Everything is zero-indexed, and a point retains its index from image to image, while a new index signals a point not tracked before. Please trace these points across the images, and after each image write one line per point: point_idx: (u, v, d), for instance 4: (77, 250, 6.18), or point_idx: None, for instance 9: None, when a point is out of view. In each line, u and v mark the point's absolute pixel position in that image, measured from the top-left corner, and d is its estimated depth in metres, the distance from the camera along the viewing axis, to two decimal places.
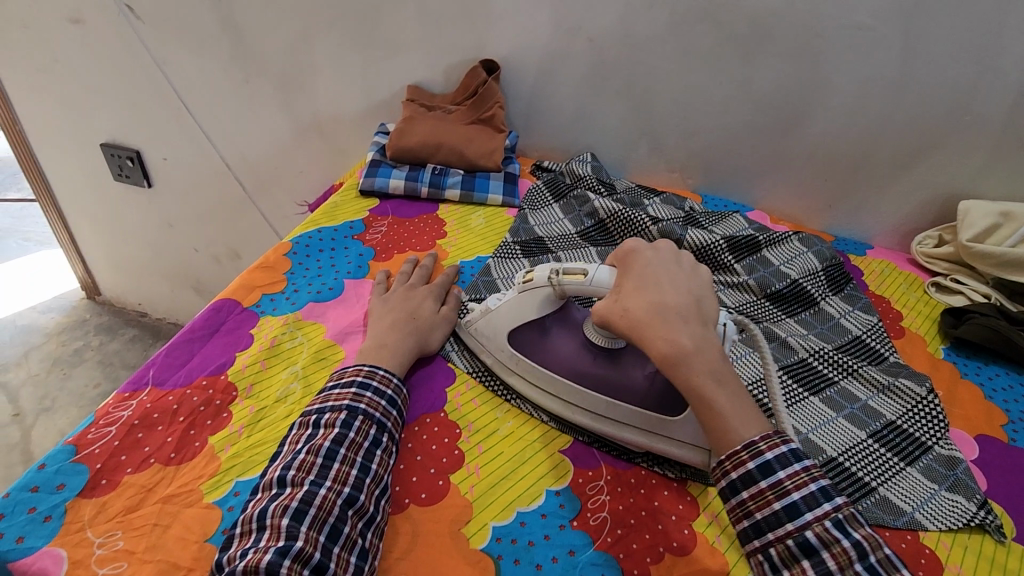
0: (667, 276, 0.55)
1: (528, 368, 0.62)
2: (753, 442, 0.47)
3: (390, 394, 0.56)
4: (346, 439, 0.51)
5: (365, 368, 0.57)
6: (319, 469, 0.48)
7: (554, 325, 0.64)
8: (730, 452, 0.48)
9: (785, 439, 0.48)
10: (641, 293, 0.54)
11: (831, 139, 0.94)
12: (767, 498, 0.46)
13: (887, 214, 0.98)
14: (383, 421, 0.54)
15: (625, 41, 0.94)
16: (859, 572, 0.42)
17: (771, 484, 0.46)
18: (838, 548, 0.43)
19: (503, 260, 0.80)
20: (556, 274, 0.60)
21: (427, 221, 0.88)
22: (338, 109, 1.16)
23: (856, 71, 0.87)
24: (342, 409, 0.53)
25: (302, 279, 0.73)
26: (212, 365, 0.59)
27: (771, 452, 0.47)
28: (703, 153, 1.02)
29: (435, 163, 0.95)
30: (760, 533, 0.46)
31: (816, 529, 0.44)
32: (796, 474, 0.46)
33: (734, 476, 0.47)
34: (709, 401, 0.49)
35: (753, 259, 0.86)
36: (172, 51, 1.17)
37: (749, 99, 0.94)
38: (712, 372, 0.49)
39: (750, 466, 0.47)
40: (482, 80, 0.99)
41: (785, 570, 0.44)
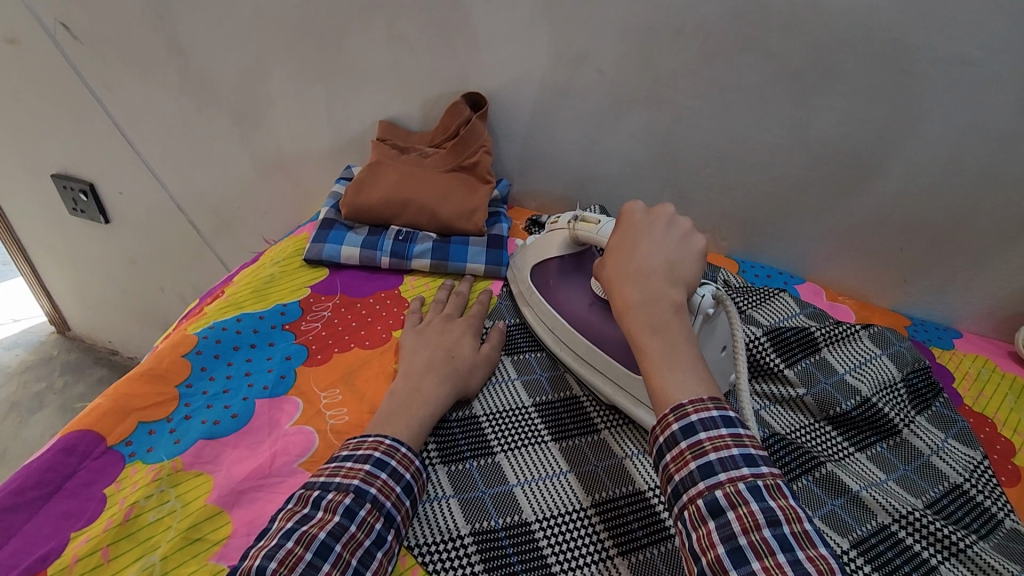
0: (644, 233, 0.52)
1: (537, 302, 0.67)
2: (698, 442, 0.41)
3: (407, 479, 0.48)
4: (345, 533, 0.42)
5: (387, 443, 0.48)
6: (307, 568, 0.40)
7: (573, 270, 0.68)
8: (674, 452, 0.41)
9: (722, 404, 0.42)
10: (617, 252, 0.52)
11: (911, 203, 0.72)
12: (686, 459, 0.41)
13: (980, 295, 0.76)
14: (392, 513, 0.45)
15: (644, 72, 0.74)
16: (766, 539, 0.36)
17: (691, 443, 0.41)
18: (745, 510, 0.37)
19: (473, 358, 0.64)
20: (574, 220, 0.64)
21: (386, 302, 0.69)
22: (303, 146, 0.98)
23: (954, 117, 0.65)
24: (350, 492, 0.44)
25: (199, 398, 0.55)
26: (30, 558, 0.42)
27: (716, 453, 0.40)
28: (741, 210, 0.81)
29: (400, 225, 0.76)
30: (677, 497, 0.41)
31: (727, 489, 0.39)
32: (720, 437, 0.40)
33: (661, 441, 0.42)
34: (645, 358, 0.45)
35: (808, 362, 0.65)
36: (113, 76, 1.01)
37: (803, 148, 0.73)
38: (653, 324, 0.45)
39: (675, 429, 0.42)
40: (465, 118, 0.81)
41: (693, 532, 0.39)
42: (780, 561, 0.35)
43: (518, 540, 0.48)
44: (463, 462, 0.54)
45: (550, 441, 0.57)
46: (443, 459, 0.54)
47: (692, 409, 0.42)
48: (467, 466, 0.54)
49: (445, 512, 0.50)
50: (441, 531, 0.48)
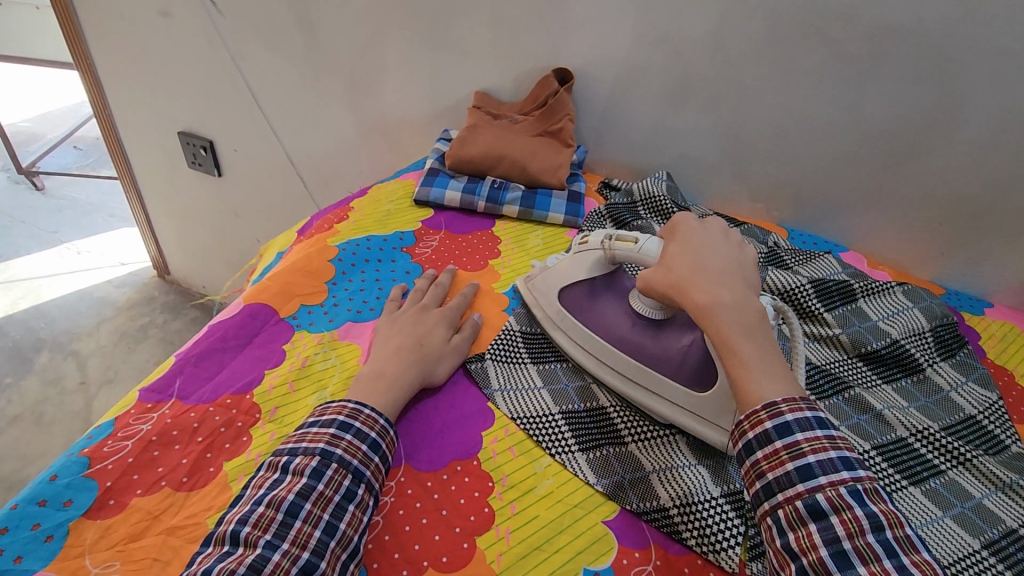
0: (711, 242, 0.55)
1: (571, 327, 0.65)
2: (795, 441, 0.44)
3: (373, 437, 0.49)
4: (313, 492, 0.45)
5: (350, 406, 0.51)
6: (279, 527, 0.43)
7: (603, 292, 0.67)
8: (767, 450, 0.45)
9: (812, 404, 0.46)
10: (687, 255, 0.55)
11: (950, 181, 0.81)
12: (781, 458, 0.44)
13: (1012, 268, 0.83)
14: (360, 471, 0.47)
15: (715, 53, 0.85)
16: (870, 544, 0.39)
17: (786, 442, 0.44)
18: (848, 515, 0.41)
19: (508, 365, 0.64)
20: (608, 238, 0.63)
21: (481, 238, 0.83)
22: (404, 112, 1.13)
23: (996, 100, 0.74)
24: (315, 454, 0.47)
25: (343, 293, 0.70)
26: (239, 382, 0.57)
27: (814, 454, 0.43)
28: (794, 182, 0.91)
29: (495, 175, 0.90)
30: (769, 495, 0.44)
31: (829, 492, 0.42)
32: (816, 438, 0.44)
33: (750, 434, 0.46)
34: (740, 359, 0.47)
35: (846, 309, 0.76)
36: (249, 46, 1.18)
37: (854, 126, 0.82)
38: (744, 327, 0.48)
39: (767, 426, 0.45)
40: (554, 90, 0.93)
41: (791, 532, 0.42)
42: (888, 566, 0.38)
43: (596, 417, 0.60)
44: (550, 363, 0.66)
45: None
46: (532, 357, 0.66)
47: (785, 407, 0.45)
48: (553, 365, 0.66)
49: (537, 393, 0.62)
50: (536, 404, 0.60)
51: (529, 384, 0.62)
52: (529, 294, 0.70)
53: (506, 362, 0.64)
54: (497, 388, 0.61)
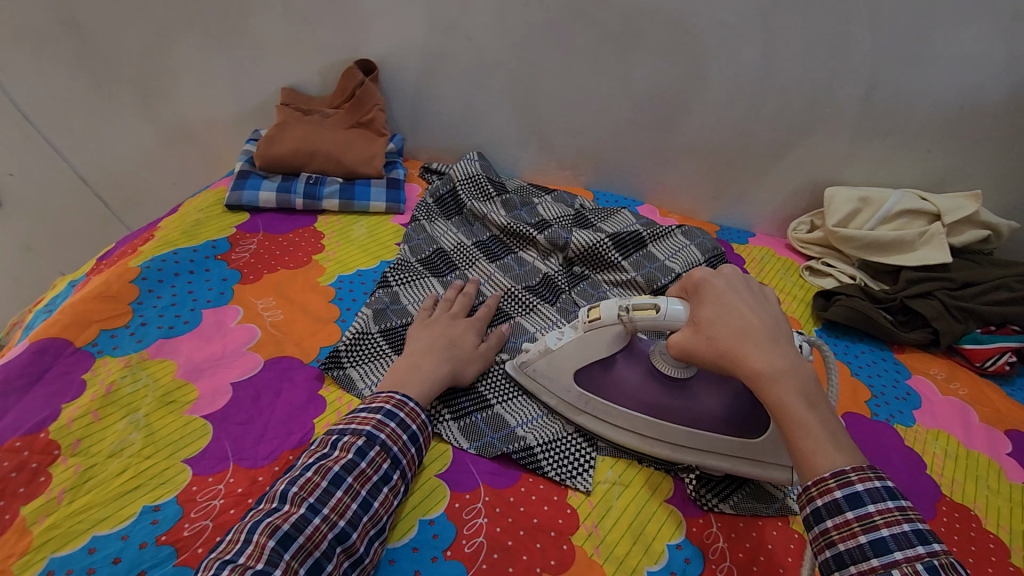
0: (744, 301, 0.51)
1: (601, 407, 0.60)
2: (867, 513, 0.40)
3: (413, 429, 0.53)
4: (356, 468, 0.48)
5: (396, 397, 0.54)
6: (322, 493, 0.46)
7: (620, 356, 0.60)
8: (838, 520, 0.41)
9: (878, 471, 0.42)
10: (726, 319, 0.50)
11: (706, 135, 0.96)
12: (853, 530, 0.40)
13: (765, 203, 1.02)
14: (399, 457, 0.51)
15: (504, 38, 0.92)
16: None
17: (857, 514, 0.40)
18: None
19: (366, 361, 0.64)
20: (624, 308, 0.56)
21: (304, 235, 0.83)
22: (208, 115, 1.07)
23: (726, 65, 0.89)
24: (362, 435, 0.50)
25: (151, 310, 0.66)
26: (31, 422, 0.52)
27: (887, 527, 0.39)
28: (590, 150, 1.02)
29: (310, 172, 0.90)
30: (842, 567, 0.40)
31: (905, 570, 0.38)
32: (888, 509, 0.40)
33: (818, 502, 0.42)
34: (801, 426, 0.44)
35: (639, 255, 0.87)
36: (3, 54, 1.03)
37: (628, 96, 0.95)
38: (807, 396, 0.45)
39: (837, 495, 0.41)
40: (359, 81, 0.96)
41: None
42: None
43: (462, 389, 0.64)
44: None
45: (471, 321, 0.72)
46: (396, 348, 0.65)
47: (854, 475, 0.41)
48: None
49: None
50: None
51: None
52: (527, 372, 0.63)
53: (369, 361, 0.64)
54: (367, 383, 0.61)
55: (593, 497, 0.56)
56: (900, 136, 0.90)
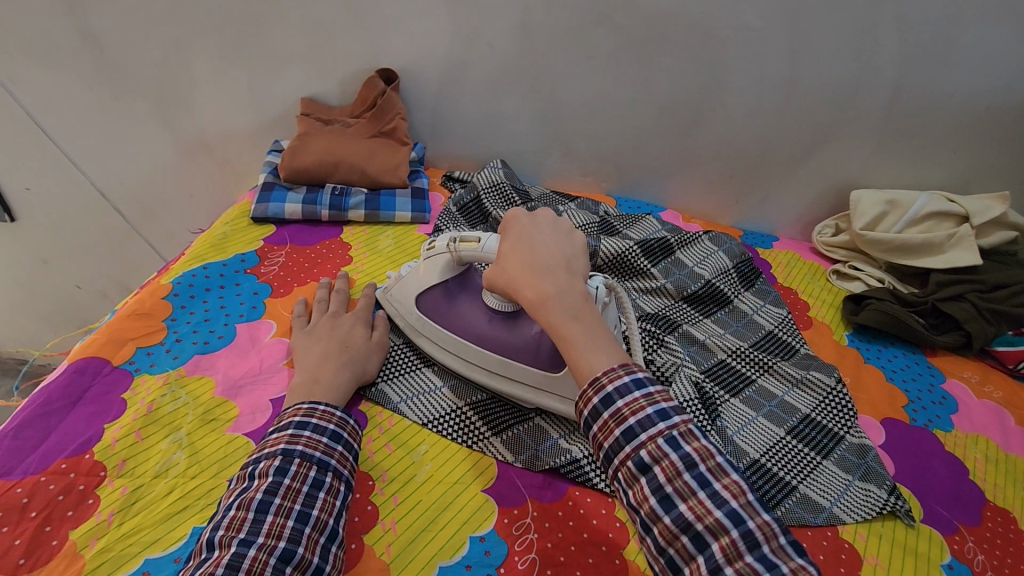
0: (540, 235, 0.54)
1: (437, 332, 0.64)
2: (617, 410, 0.43)
3: (333, 429, 0.51)
4: (281, 488, 0.46)
5: (304, 406, 0.52)
6: (251, 524, 0.43)
7: (459, 292, 0.65)
8: (602, 424, 0.43)
9: (631, 366, 0.44)
10: (519, 254, 0.52)
11: (730, 140, 0.96)
12: (610, 428, 0.43)
13: (787, 206, 1.01)
14: (325, 460, 0.49)
15: (525, 44, 0.92)
16: (687, 482, 0.41)
17: (611, 412, 0.43)
18: (667, 462, 0.41)
19: (403, 378, 0.64)
20: (451, 241, 0.62)
21: (331, 247, 0.82)
22: (227, 127, 1.07)
23: (751, 69, 0.88)
24: (276, 454, 0.48)
25: (185, 326, 0.66)
26: (75, 443, 0.52)
27: (633, 416, 0.42)
28: (612, 156, 1.02)
29: (334, 183, 0.89)
30: (609, 462, 0.43)
31: (650, 447, 0.42)
32: (635, 402, 0.43)
33: (585, 413, 0.44)
34: (566, 341, 0.46)
35: (668, 262, 0.86)
36: (20, 68, 1.02)
37: (651, 101, 0.94)
38: (574, 313, 0.47)
39: (595, 402, 0.43)
40: (381, 90, 0.95)
41: (630, 490, 0.42)
42: (703, 497, 0.40)
43: (499, 401, 0.63)
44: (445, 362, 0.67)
45: None
46: (425, 360, 0.67)
47: (607, 380, 0.44)
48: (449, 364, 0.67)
49: (438, 395, 0.63)
50: (439, 405, 0.62)
51: (428, 387, 0.64)
52: (393, 305, 0.68)
53: (401, 375, 0.64)
54: (401, 399, 0.62)
55: None
56: (926, 138, 0.90)
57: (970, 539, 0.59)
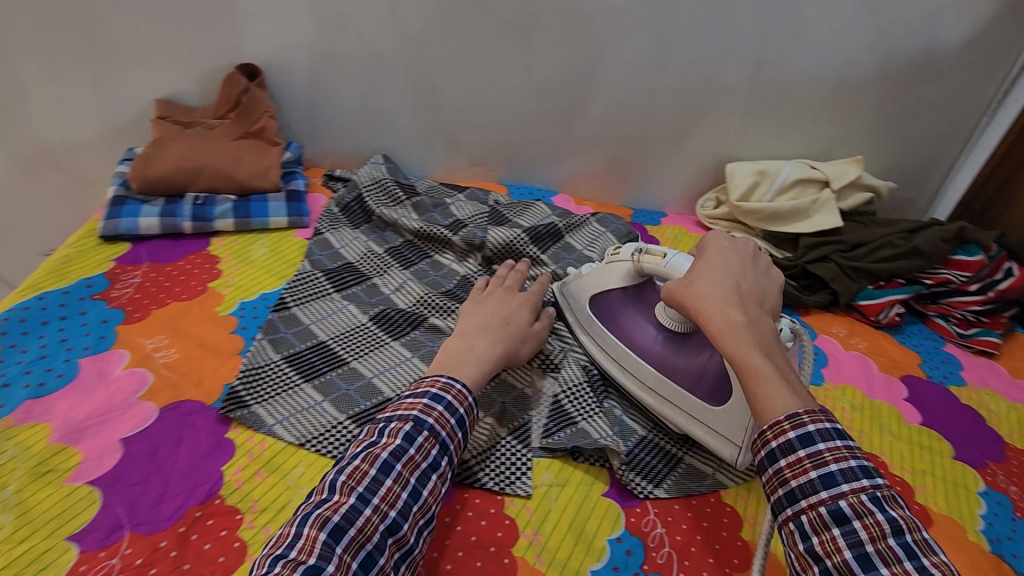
0: (732, 258, 0.55)
1: (601, 335, 0.68)
2: (819, 451, 0.42)
3: (463, 412, 0.53)
4: (405, 455, 0.48)
5: (442, 380, 0.54)
6: (371, 483, 0.47)
7: (631, 300, 0.67)
8: (791, 459, 0.43)
9: (830, 415, 0.44)
10: (711, 277, 0.53)
11: (612, 121, 0.97)
12: (805, 467, 0.42)
13: (673, 183, 1.04)
14: (447, 443, 0.51)
15: (398, 32, 0.88)
16: (892, 548, 0.38)
17: (809, 452, 0.42)
18: (870, 520, 0.39)
19: (277, 397, 0.59)
20: (637, 251, 0.64)
21: (196, 261, 0.76)
22: (70, 135, 0.96)
23: (625, 50, 0.89)
24: (409, 421, 0.50)
25: (15, 368, 0.59)
26: None
27: (836, 463, 0.41)
28: (499, 144, 1.00)
29: (197, 192, 0.82)
30: (792, 501, 0.42)
31: (851, 499, 0.40)
32: (837, 448, 0.42)
33: (773, 443, 0.43)
34: (757, 373, 0.46)
35: (557, 247, 0.85)
36: None
37: (532, 86, 0.93)
38: (763, 345, 0.48)
39: (790, 436, 0.43)
40: (243, 87, 0.88)
41: (815, 537, 0.40)
42: (911, 569, 0.37)
43: (384, 410, 0.61)
44: (325, 375, 0.63)
45: (393, 341, 0.69)
46: (305, 376, 0.63)
47: (806, 417, 0.43)
48: (328, 376, 0.63)
49: (317, 410, 0.59)
50: (320, 421, 0.58)
51: (307, 403, 0.60)
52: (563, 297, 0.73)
53: (277, 395, 0.60)
54: (278, 419, 0.57)
55: (531, 503, 0.55)
56: (788, 110, 0.95)
57: None
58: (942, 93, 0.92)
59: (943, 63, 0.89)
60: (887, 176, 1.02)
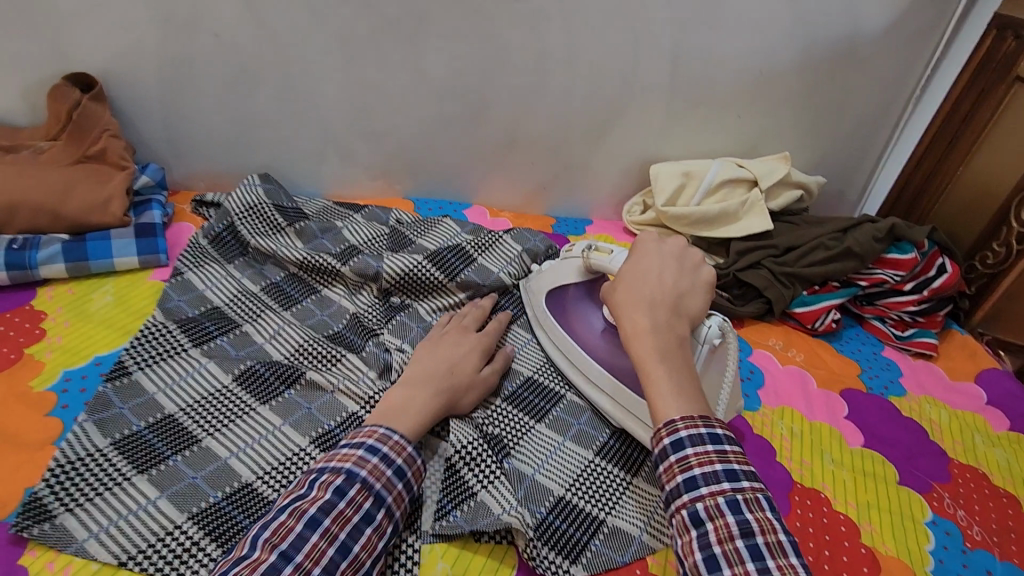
0: (657, 259, 0.55)
1: (553, 329, 0.68)
2: (684, 456, 0.43)
3: (400, 465, 0.49)
4: (334, 509, 0.44)
5: (380, 431, 0.50)
6: (295, 539, 0.42)
7: (588, 295, 0.67)
8: (663, 465, 0.44)
9: (710, 420, 0.45)
10: (632, 278, 0.54)
11: (523, 125, 0.88)
12: (674, 471, 0.43)
13: (595, 188, 0.96)
14: (382, 495, 0.47)
15: (261, 30, 0.75)
16: (738, 549, 0.39)
17: (678, 457, 0.43)
18: (721, 523, 0.40)
19: (97, 502, 0.48)
20: (586, 248, 0.64)
21: (14, 319, 0.62)
22: None
23: (528, 45, 0.80)
24: (341, 471, 0.46)
25: None
26: None
27: (700, 468, 0.43)
28: (400, 155, 0.89)
29: (16, 232, 0.68)
30: (667, 504, 0.43)
31: (708, 503, 0.41)
32: (706, 453, 0.43)
33: (654, 450, 0.45)
34: (648, 377, 0.47)
35: (464, 271, 0.75)
36: None
37: (429, 89, 0.83)
38: (661, 351, 0.48)
39: (665, 443, 0.44)
40: (76, 101, 0.73)
41: (677, 538, 0.42)
42: (752, 569, 0.38)
43: (240, 501, 0.50)
44: (166, 461, 0.52)
45: (261, 406, 0.58)
46: (138, 467, 0.51)
47: (681, 425, 0.44)
48: (170, 462, 0.52)
49: (149, 513, 0.48)
50: (149, 530, 0.47)
51: (136, 504, 0.48)
52: (529, 293, 0.72)
53: (96, 497, 0.48)
54: (94, 531, 0.46)
55: None
56: (710, 105, 0.88)
57: None
58: (865, 81, 0.87)
59: (865, 49, 0.84)
60: (817, 170, 0.96)
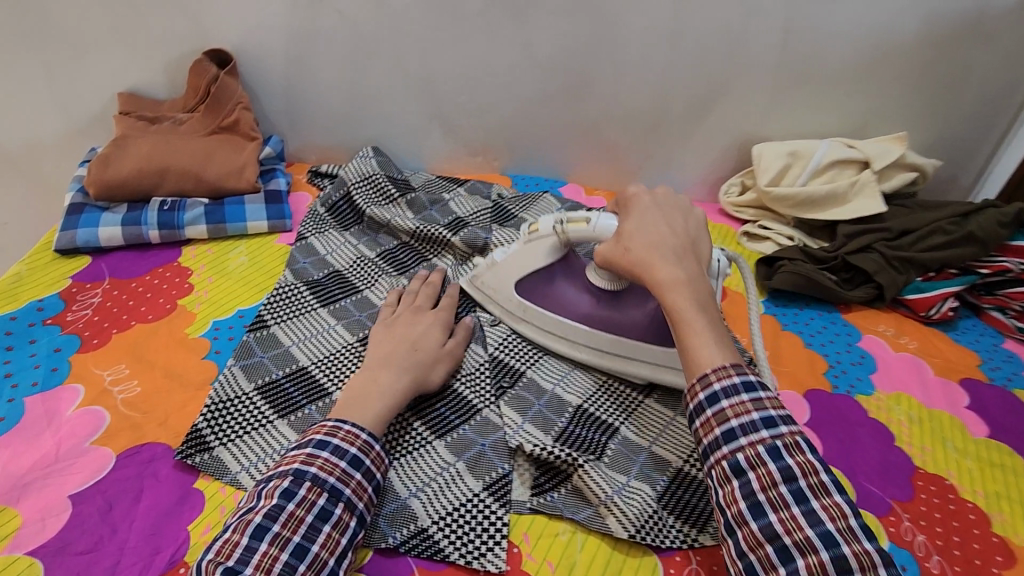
0: (666, 211, 0.54)
1: (537, 316, 0.63)
2: (782, 470, 0.40)
3: (354, 453, 0.45)
4: (283, 513, 0.41)
5: (329, 424, 0.46)
6: (242, 552, 0.39)
7: (561, 274, 0.63)
8: (757, 474, 0.41)
9: (800, 429, 0.42)
10: (644, 232, 0.53)
11: (624, 103, 0.88)
12: (768, 484, 0.40)
13: (692, 167, 0.94)
14: (338, 489, 0.43)
15: (379, 6, 0.78)
16: None
17: (773, 469, 0.40)
18: (815, 556, 0.37)
19: (250, 438, 0.51)
20: (559, 224, 0.59)
21: (166, 274, 0.68)
22: (30, 135, 0.87)
23: (636, 21, 0.80)
24: (289, 475, 0.43)
25: None
26: None
27: (796, 485, 0.40)
28: (501, 130, 0.91)
29: (163, 196, 0.74)
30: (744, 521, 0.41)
31: (797, 530, 0.38)
32: (803, 467, 0.40)
33: (706, 441, 0.44)
34: (689, 328, 0.46)
35: None
36: None
37: (533, 65, 0.84)
38: (697, 302, 0.47)
39: (759, 452, 0.41)
40: (213, 76, 0.79)
41: (758, 560, 0.39)
42: None
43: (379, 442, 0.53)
44: (302, 409, 0.54)
45: None
46: (279, 411, 0.54)
47: (776, 434, 0.41)
48: (306, 410, 0.54)
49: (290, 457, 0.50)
50: None
51: (278, 446, 0.51)
52: (478, 289, 0.67)
53: (245, 435, 0.51)
54: (245, 466, 0.49)
55: (552, 554, 0.47)
56: (821, 83, 0.85)
57: (905, 518, 0.55)
58: (995, 57, 0.82)
59: (996, 22, 0.79)
60: (932, 152, 0.92)
